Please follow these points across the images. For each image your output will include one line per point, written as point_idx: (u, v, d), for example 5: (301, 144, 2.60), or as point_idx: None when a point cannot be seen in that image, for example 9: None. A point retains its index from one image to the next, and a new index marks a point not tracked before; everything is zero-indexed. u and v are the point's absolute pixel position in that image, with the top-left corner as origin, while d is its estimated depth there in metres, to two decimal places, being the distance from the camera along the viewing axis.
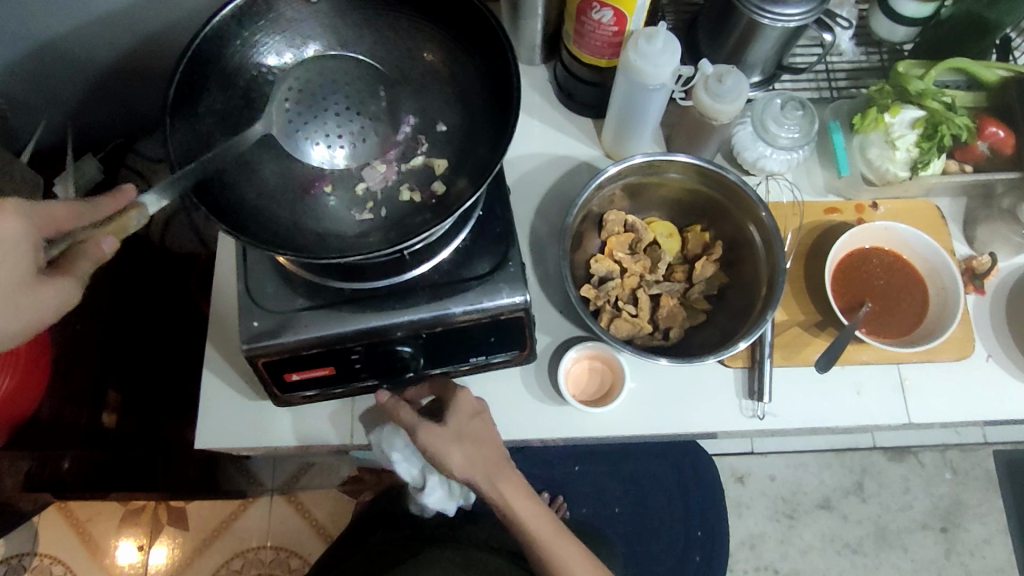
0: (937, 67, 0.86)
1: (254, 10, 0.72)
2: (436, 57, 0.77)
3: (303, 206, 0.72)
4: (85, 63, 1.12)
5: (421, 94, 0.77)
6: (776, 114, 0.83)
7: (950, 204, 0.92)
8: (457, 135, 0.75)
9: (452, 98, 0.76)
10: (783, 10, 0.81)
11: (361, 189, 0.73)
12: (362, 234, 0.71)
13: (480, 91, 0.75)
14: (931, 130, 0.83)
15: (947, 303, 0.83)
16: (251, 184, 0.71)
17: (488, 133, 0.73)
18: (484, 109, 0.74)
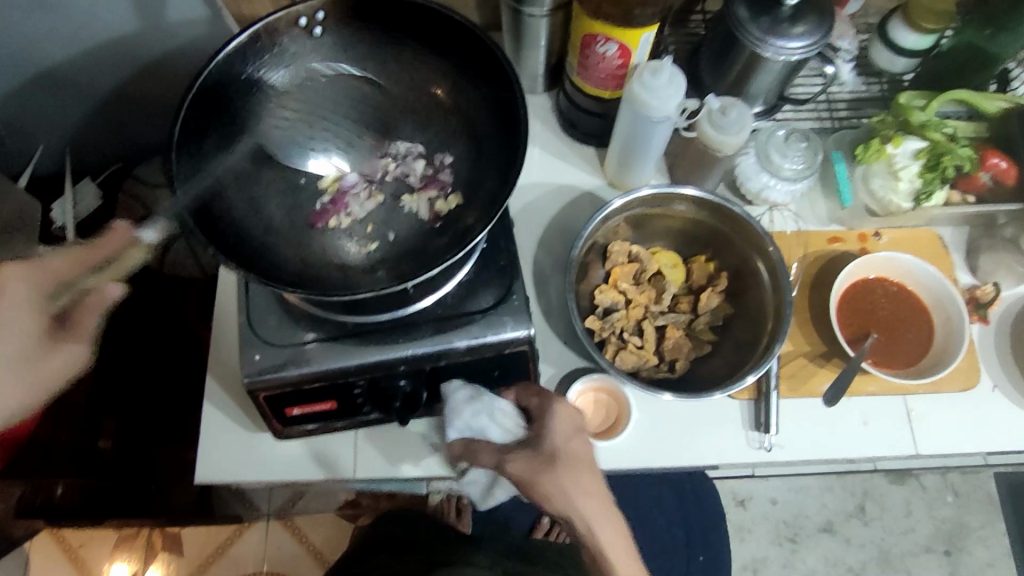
0: (939, 97, 0.86)
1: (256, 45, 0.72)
2: (444, 91, 0.77)
3: (310, 241, 0.71)
4: (84, 91, 1.11)
5: (427, 128, 0.77)
6: (780, 145, 0.84)
7: (954, 232, 0.92)
8: (465, 167, 0.75)
9: (458, 129, 0.76)
10: (786, 43, 0.82)
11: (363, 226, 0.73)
12: (369, 269, 0.71)
13: (487, 123, 0.75)
14: (934, 161, 0.84)
15: (952, 333, 0.83)
16: (258, 220, 0.71)
17: (497, 163, 0.73)
18: (491, 143, 0.74)
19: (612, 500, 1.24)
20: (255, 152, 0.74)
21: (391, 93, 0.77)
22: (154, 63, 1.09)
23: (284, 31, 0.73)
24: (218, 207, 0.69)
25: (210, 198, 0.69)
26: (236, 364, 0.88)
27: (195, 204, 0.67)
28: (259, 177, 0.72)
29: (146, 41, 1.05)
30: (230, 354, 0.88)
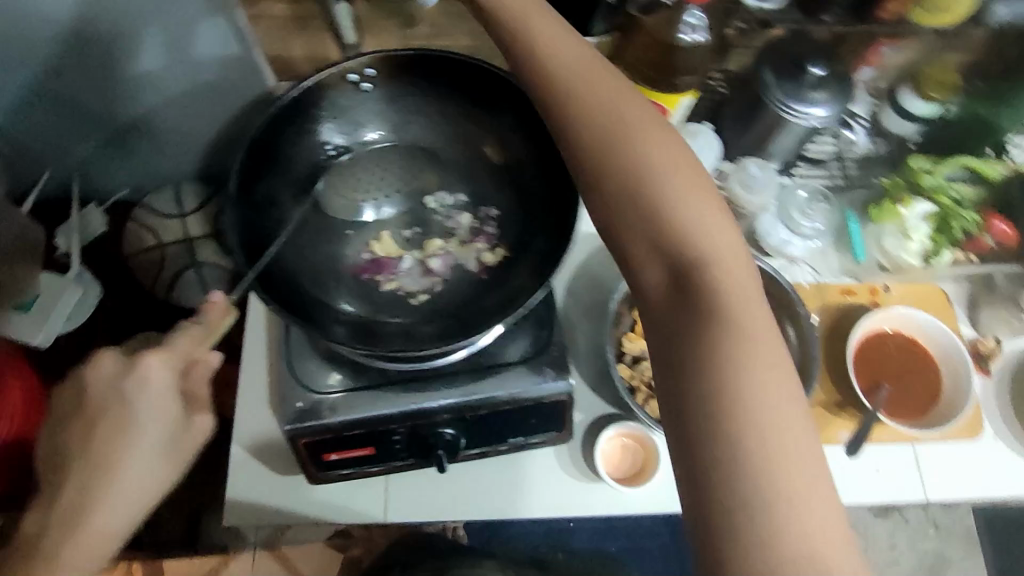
0: (946, 162, 0.93)
1: (307, 101, 0.75)
2: (493, 149, 0.80)
3: (360, 293, 0.73)
4: (103, 120, 1.11)
5: (472, 187, 0.80)
6: (802, 206, 0.91)
7: (956, 287, 0.95)
8: (514, 224, 0.77)
9: (504, 187, 0.79)
10: (807, 108, 0.86)
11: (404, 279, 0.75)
12: (420, 321, 0.72)
13: (534, 183, 0.77)
14: (942, 224, 0.91)
15: (959, 387, 0.87)
16: (309, 272, 0.72)
17: (546, 221, 0.75)
18: (539, 199, 0.76)
19: None
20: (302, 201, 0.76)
21: (436, 154, 0.81)
22: (177, 94, 1.10)
23: (334, 86, 0.76)
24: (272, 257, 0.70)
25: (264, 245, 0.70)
26: (263, 404, 0.87)
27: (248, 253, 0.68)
28: (314, 235, 0.74)
29: (173, 74, 1.05)
30: (257, 396, 0.87)
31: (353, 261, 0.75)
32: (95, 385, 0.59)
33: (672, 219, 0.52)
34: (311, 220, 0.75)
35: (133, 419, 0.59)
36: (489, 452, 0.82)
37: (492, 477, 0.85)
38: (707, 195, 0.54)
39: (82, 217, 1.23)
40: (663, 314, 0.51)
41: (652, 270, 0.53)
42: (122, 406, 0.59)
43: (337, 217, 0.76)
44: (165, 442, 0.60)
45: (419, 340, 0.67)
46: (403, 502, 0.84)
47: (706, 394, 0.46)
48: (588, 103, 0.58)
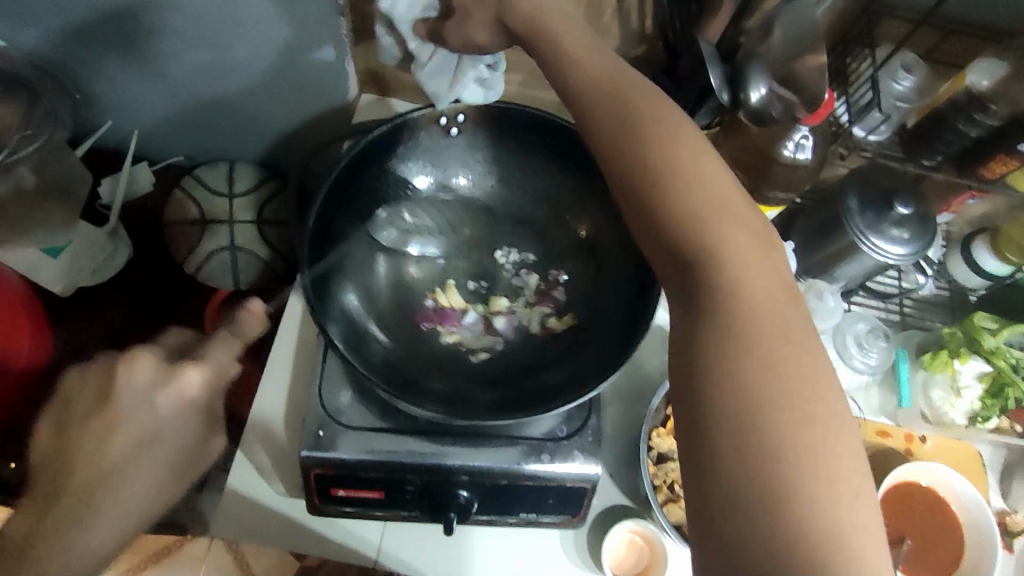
0: (1010, 327, 0.90)
1: (399, 138, 0.82)
2: (586, 227, 0.86)
3: (420, 335, 0.79)
4: (176, 89, 1.08)
5: (543, 251, 0.86)
6: (860, 337, 0.87)
7: (991, 451, 0.95)
8: (579, 295, 0.83)
9: (575, 254, 0.85)
10: (884, 243, 0.85)
11: (464, 333, 0.80)
12: (470, 371, 0.77)
13: (610, 262, 0.83)
14: (997, 390, 0.88)
15: (982, 561, 0.84)
16: (371, 306, 0.78)
17: (610, 300, 0.81)
18: (615, 278, 0.82)
19: None
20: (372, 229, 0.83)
21: (516, 215, 0.87)
22: (254, 82, 1.06)
23: (424, 126, 0.83)
24: (347, 287, 0.77)
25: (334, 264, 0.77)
26: (277, 416, 0.85)
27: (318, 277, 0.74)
28: (389, 273, 0.81)
29: (256, 62, 1.02)
30: (275, 407, 0.86)
31: (421, 305, 0.81)
32: (126, 391, 0.58)
33: (718, 240, 0.51)
34: (389, 262, 0.82)
35: (161, 432, 0.58)
36: (495, 522, 0.79)
37: (492, 546, 0.81)
38: (719, 178, 0.54)
39: (131, 170, 1.21)
40: (677, 317, 0.52)
41: (669, 276, 0.54)
42: (151, 415, 0.58)
43: (411, 259, 0.83)
44: (179, 457, 0.59)
45: (468, 401, 0.72)
46: (395, 552, 0.80)
47: (711, 369, 0.46)
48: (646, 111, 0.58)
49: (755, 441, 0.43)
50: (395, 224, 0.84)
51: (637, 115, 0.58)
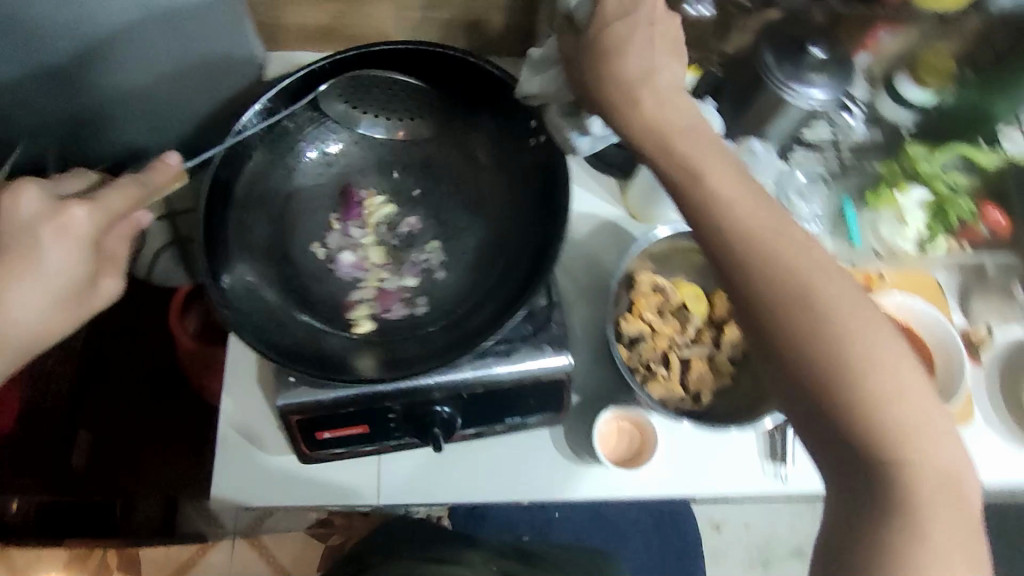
0: (942, 151, 0.95)
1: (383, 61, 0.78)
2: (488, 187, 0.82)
3: (289, 240, 0.79)
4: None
5: (435, 205, 0.83)
6: (800, 188, 0.91)
7: (947, 277, 0.95)
8: (468, 266, 0.79)
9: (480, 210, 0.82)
10: (808, 90, 0.85)
11: (321, 248, 0.80)
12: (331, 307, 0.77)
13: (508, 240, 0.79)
14: (938, 211, 0.93)
15: (952, 376, 0.87)
16: (269, 194, 0.79)
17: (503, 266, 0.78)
18: (511, 250, 0.78)
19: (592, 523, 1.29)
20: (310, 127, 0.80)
21: (427, 159, 0.84)
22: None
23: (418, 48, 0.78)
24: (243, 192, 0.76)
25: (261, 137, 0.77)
26: (250, 381, 0.85)
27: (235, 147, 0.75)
28: (289, 173, 0.80)
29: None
30: (245, 372, 0.85)
31: (315, 189, 0.81)
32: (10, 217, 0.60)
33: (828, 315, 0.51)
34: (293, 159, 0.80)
35: (42, 272, 0.61)
36: (484, 433, 0.81)
37: (488, 455, 0.84)
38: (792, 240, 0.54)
39: None
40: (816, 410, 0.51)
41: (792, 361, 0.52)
42: (34, 247, 0.60)
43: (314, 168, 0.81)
44: (68, 291, 0.63)
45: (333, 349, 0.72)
46: (394, 482, 0.82)
47: (890, 464, 0.48)
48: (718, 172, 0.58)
49: (898, 449, 0.48)
50: (310, 138, 0.81)
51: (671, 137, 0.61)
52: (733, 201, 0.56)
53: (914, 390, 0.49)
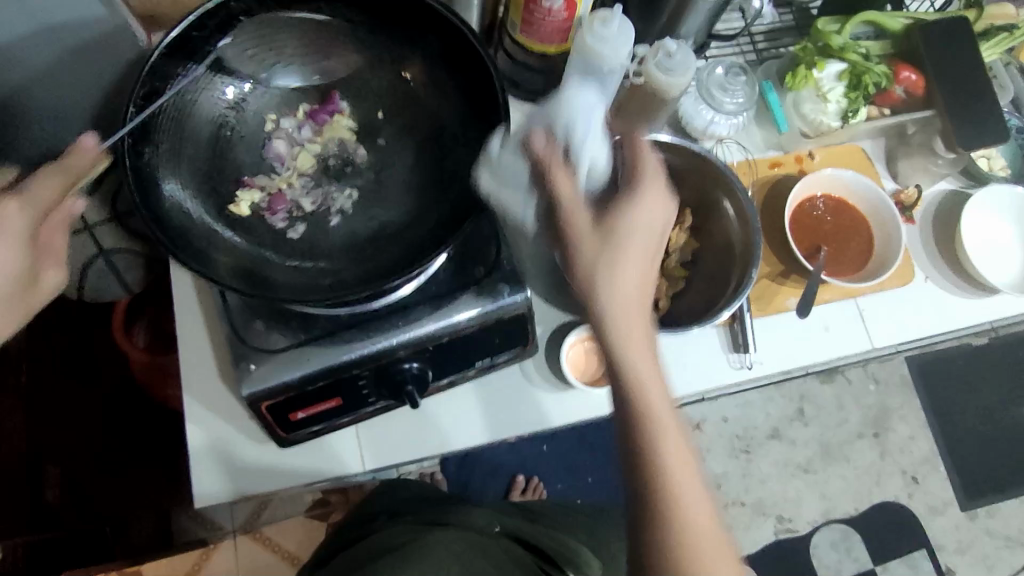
0: (851, 21, 0.93)
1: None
2: (428, 102, 0.76)
3: (224, 193, 0.71)
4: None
5: (375, 136, 0.76)
6: (720, 82, 0.89)
7: (873, 144, 1.01)
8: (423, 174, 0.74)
9: (425, 117, 0.76)
10: None
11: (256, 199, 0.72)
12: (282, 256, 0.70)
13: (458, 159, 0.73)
14: (856, 81, 0.91)
15: (889, 237, 0.91)
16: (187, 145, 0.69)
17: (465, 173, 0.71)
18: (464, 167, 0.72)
19: (580, 448, 1.37)
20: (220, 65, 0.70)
21: (359, 79, 0.77)
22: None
23: None
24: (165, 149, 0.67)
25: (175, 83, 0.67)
26: (212, 378, 0.83)
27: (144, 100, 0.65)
28: (206, 122, 0.71)
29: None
30: (204, 371, 0.83)
31: (233, 135, 0.73)
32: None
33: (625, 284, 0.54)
34: (208, 101, 0.71)
35: None
36: (457, 381, 0.81)
37: (465, 400, 0.85)
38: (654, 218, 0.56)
39: None
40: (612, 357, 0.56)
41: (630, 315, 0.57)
42: None
43: (234, 110, 0.73)
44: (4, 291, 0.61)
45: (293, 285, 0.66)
46: (378, 446, 0.83)
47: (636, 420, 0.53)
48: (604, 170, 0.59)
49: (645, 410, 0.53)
50: (227, 73, 0.71)
51: (639, 176, 0.57)
52: (634, 299, 0.55)
53: (704, 533, 0.53)
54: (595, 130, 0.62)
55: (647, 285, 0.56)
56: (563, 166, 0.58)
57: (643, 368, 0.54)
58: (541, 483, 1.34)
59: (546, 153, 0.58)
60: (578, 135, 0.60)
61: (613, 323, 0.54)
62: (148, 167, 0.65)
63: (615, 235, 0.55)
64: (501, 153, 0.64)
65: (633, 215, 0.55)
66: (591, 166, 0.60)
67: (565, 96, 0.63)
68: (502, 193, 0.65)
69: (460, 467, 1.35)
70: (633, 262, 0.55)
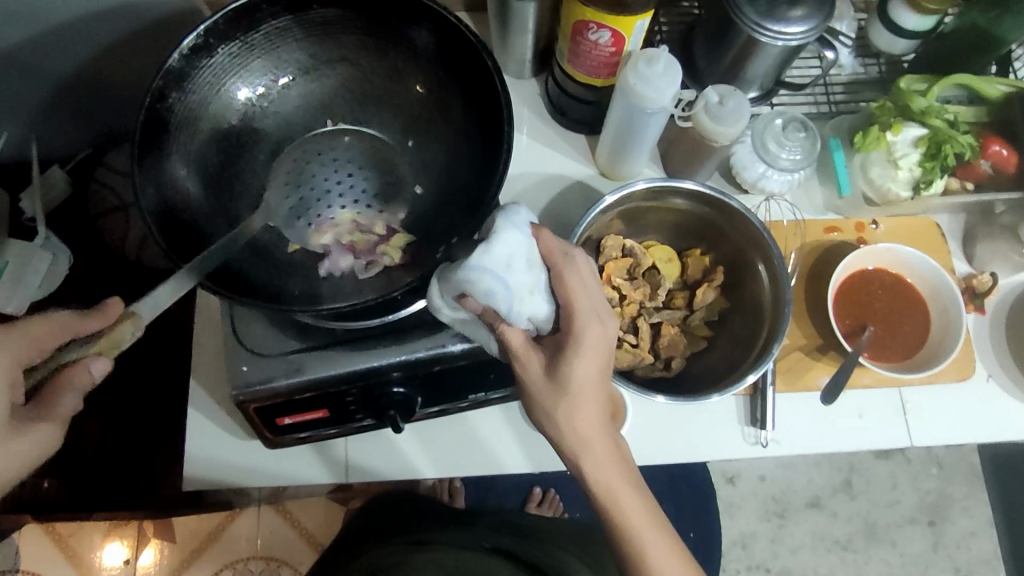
0: (939, 83, 0.84)
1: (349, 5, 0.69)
2: (450, 118, 0.73)
3: (229, 172, 0.70)
4: (34, 79, 0.95)
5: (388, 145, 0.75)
6: (777, 134, 0.82)
7: (950, 220, 0.90)
8: (427, 197, 0.73)
9: (442, 144, 0.73)
10: (784, 28, 0.76)
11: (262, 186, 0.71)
12: (271, 248, 0.69)
13: (462, 180, 0.71)
14: (934, 149, 0.82)
15: (949, 326, 0.82)
16: (204, 119, 0.68)
17: (457, 200, 0.71)
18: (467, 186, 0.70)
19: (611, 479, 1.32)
20: (257, 50, 0.68)
21: (382, 89, 0.74)
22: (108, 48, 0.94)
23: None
24: (181, 113, 0.66)
25: (206, 60, 0.66)
26: (219, 366, 0.85)
27: (171, 73, 0.63)
28: (228, 102, 0.69)
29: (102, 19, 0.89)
30: (211, 359, 0.85)
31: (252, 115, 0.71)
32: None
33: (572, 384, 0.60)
34: (235, 83, 0.69)
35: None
36: (448, 410, 0.81)
37: (459, 427, 0.84)
38: (583, 314, 0.61)
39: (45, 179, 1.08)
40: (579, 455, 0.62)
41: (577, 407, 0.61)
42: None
43: (259, 103, 0.71)
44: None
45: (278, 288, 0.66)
46: (365, 460, 0.83)
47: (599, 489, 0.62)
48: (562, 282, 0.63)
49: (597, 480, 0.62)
50: (260, 58, 0.69)
51: (577, 320, 0.61)
52: (592, 435, 0.61)
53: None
54: (521, 287, 0.60)
55: (605, 417, 0.63)
56: (502, 323, 0.61)
57: (613, 486, 0.62)
58: (558, 496, 1.30)
59: (486, 314, 0.61)
60: (504, 302, 0.60)
61: (575, 459, 0.62)
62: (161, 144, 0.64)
63: (566, 386, 0.60)
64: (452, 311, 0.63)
65: (577, 371, 0.60)
66: (529, 319, 0.62)
67: (479, 256, 0.59)
68: (468, 331, 0.65)
69: (478, 484, 1.32)
70: (585, 411, 0.61)
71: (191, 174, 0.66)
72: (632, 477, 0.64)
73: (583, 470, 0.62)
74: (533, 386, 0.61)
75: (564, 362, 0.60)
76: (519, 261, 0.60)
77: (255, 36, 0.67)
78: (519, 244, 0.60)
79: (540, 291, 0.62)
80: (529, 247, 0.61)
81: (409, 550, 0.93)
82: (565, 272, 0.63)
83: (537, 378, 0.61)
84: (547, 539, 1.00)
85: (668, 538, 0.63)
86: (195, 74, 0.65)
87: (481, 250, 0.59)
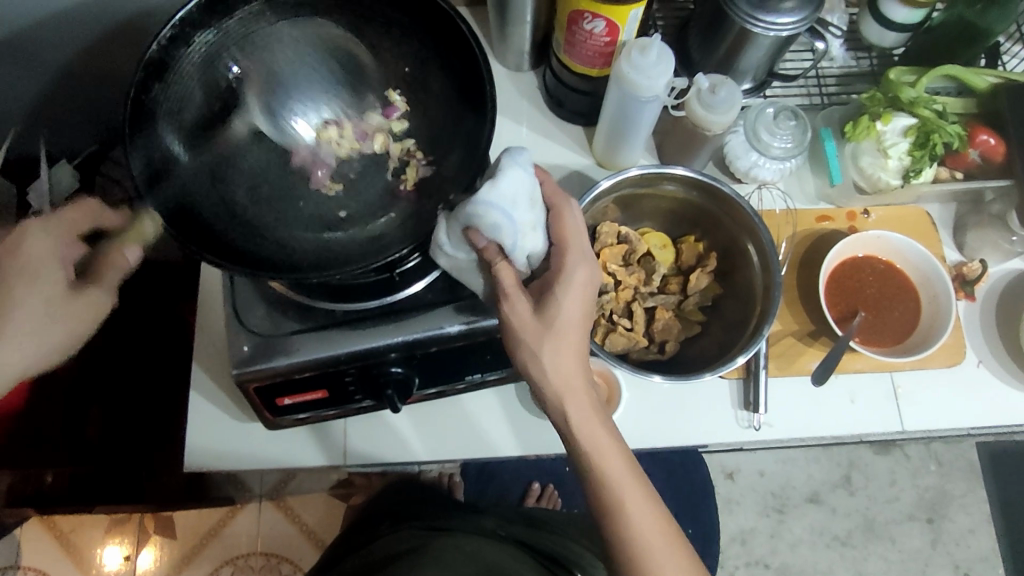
0: (928, 74, 0.86)
1: None
2: (434, 89, 0.75)
3: (222, 155, 0.70)
4: (35, 66, 0.97)
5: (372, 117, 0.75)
6: (769, 123, 0.83)
7: (941, 209, 0.92)
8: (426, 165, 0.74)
9: (429, 118, 0.76)
10: (776, 18, 0.78)
11: (246, 170, 0.70)
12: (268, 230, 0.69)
13: (454, 151, 0.73)
14: (923, 139, 0.84)
15: (939, 310, 0.83)
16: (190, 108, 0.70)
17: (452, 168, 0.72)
18: (459, 151, 0.72)
19: None
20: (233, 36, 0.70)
21: (361, 64, 0.76)
22: (111, 36, 0.96)
23: None
24: (166, 102, 0.68)
25: (194, 51, 0.69)
26: (221, 350, 0.86)
27: (151, 67, 0.66)
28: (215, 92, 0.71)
29: (106, 5, 0.91)
30: (214, 344, 0.86)
31: None
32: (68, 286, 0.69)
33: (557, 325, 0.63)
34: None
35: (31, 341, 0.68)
36: (446, 391, 0.82)
37: (455, 409, 0.85)
38: (572, 258, 0.65)
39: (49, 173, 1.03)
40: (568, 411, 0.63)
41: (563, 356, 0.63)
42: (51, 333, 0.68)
43: None
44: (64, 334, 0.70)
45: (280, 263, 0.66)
46: (363, 444, 0.84)
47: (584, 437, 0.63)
48: (560, 223, 0.68)
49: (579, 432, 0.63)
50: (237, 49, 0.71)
51: (567, 259, 0.65)
52: (575, 383, 0.63)
53: (656, 545, 0.62)
54: (525, 223, 0.65)
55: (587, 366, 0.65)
56: (505, 259, 0.64)
57: (596, 439, 0.63)
58: (556, 491, 1.30)
59: (489, 250, 0.64)
60: (510, 237, 0.64)
61: (561, 405, 0.63)
62: (147, 130, 0.67)
63: (552, 323, 0.63)
64: (451, 248, 0.65)
65: (563, 309, 0.63)
66: (527, 256, 0.67)
67: (488, 192, 0.62)
68: (463, 275, 0.67)
69: (479, 476, 1.32)
70: (570, 346, 0.63)
71: (184, 159, 0.68)
72: (614, 434, 0.65)
73: (569, 415, 0.63)
74: (522, 323, 0.63)
75: (552, 301, 0.63)
76: (524, 199, 0.64)
77: (231, 23, 0.70)
78: (525, 184, 0.64)
79: (541, 229, 0.67)
80: (532, 188, 0.65)
81: (427, 530, 0.92)
82: (563, 211, 0.68)
83: (526, 315, 0.63)
84: (551, 528, 1.01)
85: (652, 503, 0.63)
86: (174, 64, 0.68)
87: (491, 186, 0.63)
